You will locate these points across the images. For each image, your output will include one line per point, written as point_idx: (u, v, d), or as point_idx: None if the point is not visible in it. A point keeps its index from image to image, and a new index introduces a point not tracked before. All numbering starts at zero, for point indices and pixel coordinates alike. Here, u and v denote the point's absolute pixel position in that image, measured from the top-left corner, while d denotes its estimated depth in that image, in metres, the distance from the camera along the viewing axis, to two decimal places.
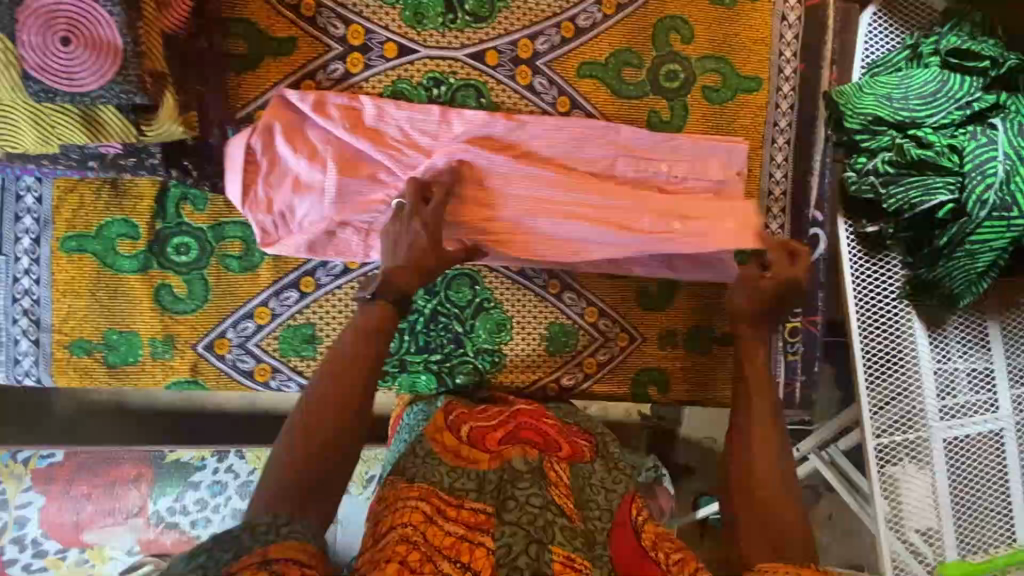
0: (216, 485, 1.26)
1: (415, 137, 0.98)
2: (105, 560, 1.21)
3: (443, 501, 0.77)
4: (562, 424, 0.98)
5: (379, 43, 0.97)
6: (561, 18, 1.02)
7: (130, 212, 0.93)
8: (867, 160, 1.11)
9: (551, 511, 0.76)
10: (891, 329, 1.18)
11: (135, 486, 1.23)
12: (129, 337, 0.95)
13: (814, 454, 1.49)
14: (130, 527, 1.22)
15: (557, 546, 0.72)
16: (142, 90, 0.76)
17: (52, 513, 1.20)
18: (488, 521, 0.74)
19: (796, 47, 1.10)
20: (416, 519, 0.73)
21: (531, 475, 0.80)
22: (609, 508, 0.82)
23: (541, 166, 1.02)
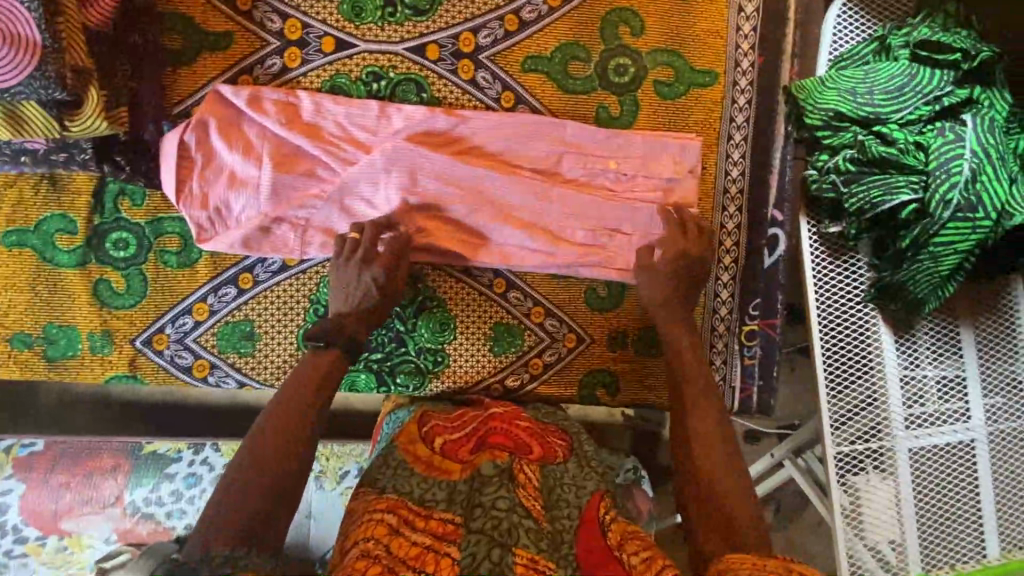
0: (191, 476, 1.26)
1: (354, 133, 0.97)
2: (83, 548, 1.22)
3: (411, 511, 0.78)
4: (537, 425, 0.96)
5: (317, 37, 0.96)
6: (505, 11, 0.99)
7: (67, 207, 0.94)
8: (829, 158, 1.06)
9: (517, 513, 0.73)
10: (856, 334, 1.13)
11: (112, 475, 1.25)
12: (68, 331, 0.95)
13: (788, 462, 1.45)
14: (107, 516, 1.23)
15: (521, 548, 0.70)
16: (62, 86, 0.77)
17: (31, 501, 1.22)
18: (455, 531, 0.75)
19: (754, 40, 1.06)
20: (380, 532, 0.75)
21: (498, 478, 0.79)
22: (577, 506, 0.79)
23: (483, 162, 1.00)
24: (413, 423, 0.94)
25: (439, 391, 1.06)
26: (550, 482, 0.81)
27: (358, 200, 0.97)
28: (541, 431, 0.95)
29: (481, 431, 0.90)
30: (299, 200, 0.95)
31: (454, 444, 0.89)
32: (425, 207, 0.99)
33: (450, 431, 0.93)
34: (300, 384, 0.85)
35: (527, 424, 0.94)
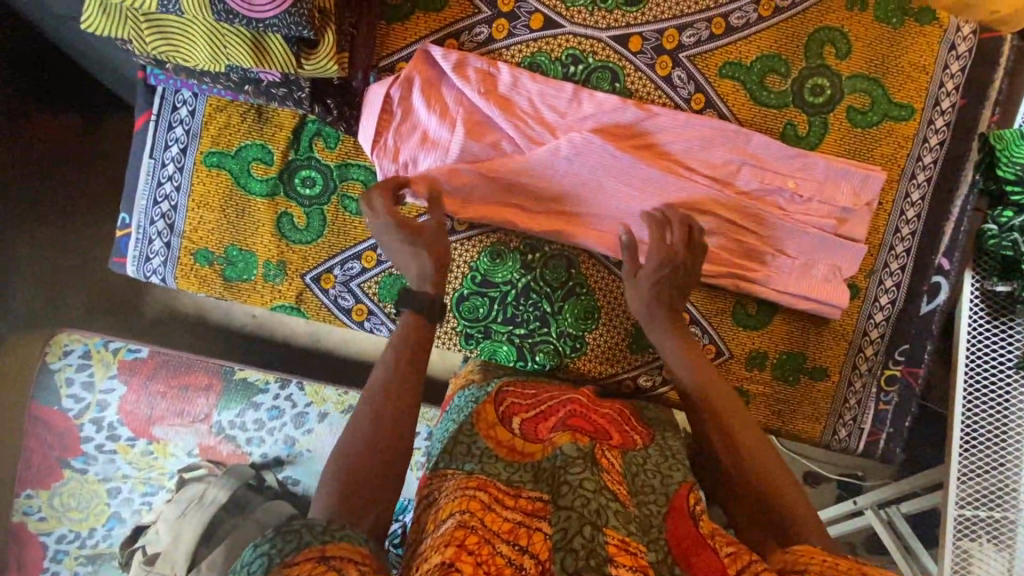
0: (275, 409, 1.30)
1: (543, 112, 0.99)
2: (167, 455, 1.27)
3: (500, 490, 0.74)
4: (618, 415, 0.95)
5: (527, 12, 0.97)
6: (715, 13, 0.98)
7: (268, 139, 0.98)
8: (1014, 216, 1.00)
9: (605, 496, 0.67)
10: (1004, 399, 1.08)
11: (205, 395, 1.30)
12: (247, 256, 1.00)
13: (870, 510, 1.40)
14: (194, 430, 1.28)
15: (611, 529, 0.65)
16: (310, 25, 0.80)
17: (129, 404, 1.28)
18: (545, 508, 0.71)
19: (959, 81, 1.02)
20: (474, 506, 0.70)
21: (583, 459, 0.72)
22: (663, 493, 0.76)
23: (662, 160, 1.00)
24: (490, 401, 0.92)
25: (568, 378, 1.08)
26: (634, 468, 0.79)
27: (538, 178, 0.99)
28: (622, 419, 0.94)
29: (562, 414, 0.89)
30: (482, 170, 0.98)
31: (534, 423, 0.89)
32: (599, 195, 1.00)
33: (526, 409, 0.92)
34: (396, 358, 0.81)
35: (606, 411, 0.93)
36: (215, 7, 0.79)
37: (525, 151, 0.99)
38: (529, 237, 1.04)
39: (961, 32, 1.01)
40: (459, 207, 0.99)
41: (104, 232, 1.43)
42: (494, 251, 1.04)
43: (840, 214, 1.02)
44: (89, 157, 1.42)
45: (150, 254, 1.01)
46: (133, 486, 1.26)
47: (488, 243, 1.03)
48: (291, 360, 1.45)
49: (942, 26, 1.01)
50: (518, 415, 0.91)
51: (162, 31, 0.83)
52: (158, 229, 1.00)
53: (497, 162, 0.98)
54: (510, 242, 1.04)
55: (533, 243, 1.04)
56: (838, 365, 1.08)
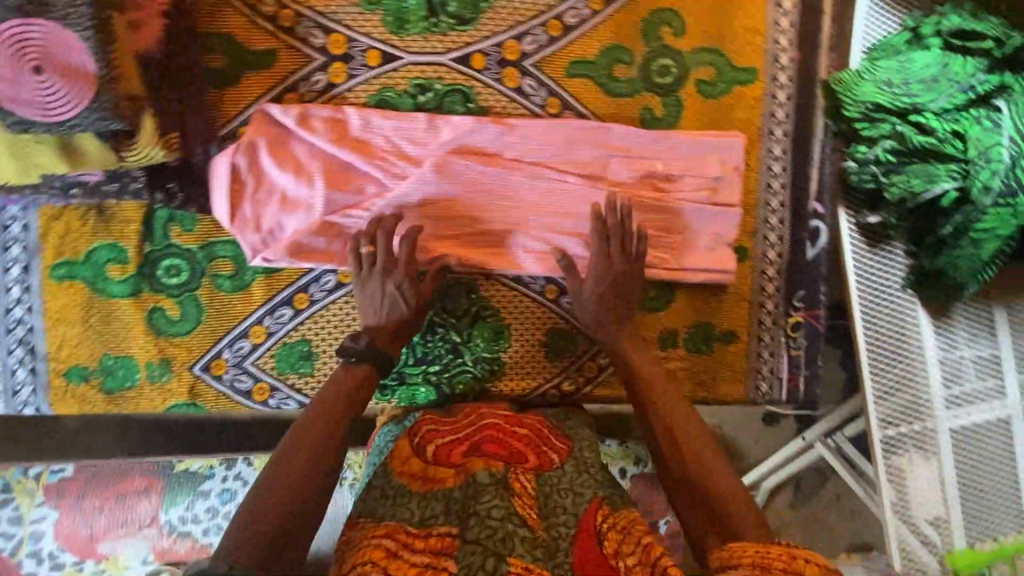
0: (226, 492, 1.17)
1: (402, 146, 0.96)
2: (121, 570, 1.14)
3: (410, 534, 0.76)
4: (537, 427, 0.92)
5: (362, 51, 0.94)
6: (549, 17, 0.98)
7: (117, 236, 0.92)
8: (867, 149, 1.08)
9: (512, 522, 0.73)
10: (899, 319, 1.16)
11: (146, 496, 1.16)
12: (126, 362, 0.94)
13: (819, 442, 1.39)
14: (143, 536, 1.15)
15: (516, 558, 0.69)
16: (119, 116, 0.75)
17: (66, 525, 1.14)
18: (452, 545, 0.73)
19: (792, 35, 1.07)
20: (377, 555, 0.73)
21: (493, 488, 0.77)
22: (575, 512, 0.77)
23: (531, 169, 0.99)
24: (406, 433, 0.89)
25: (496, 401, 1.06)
26: (547, 489, 0.79)
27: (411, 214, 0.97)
28: (542, 436, 0.91)
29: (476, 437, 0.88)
30: (353, 216, 0.94)
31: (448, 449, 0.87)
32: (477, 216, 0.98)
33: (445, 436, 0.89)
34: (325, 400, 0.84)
35: (523, 432, 0.89)
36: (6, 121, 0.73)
37: (393, 190, 0.96)
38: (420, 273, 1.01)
39: None
40: (338, 260, 0.94)
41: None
42: None
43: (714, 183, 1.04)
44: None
45: (15, 386, 0.93)
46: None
47: None
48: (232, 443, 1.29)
49: None
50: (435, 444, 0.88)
51: None
52: (19, 357, 0.92)
53: (365, 206, 0.94)
54: None
55: None
56: (744, 325, 1.12)
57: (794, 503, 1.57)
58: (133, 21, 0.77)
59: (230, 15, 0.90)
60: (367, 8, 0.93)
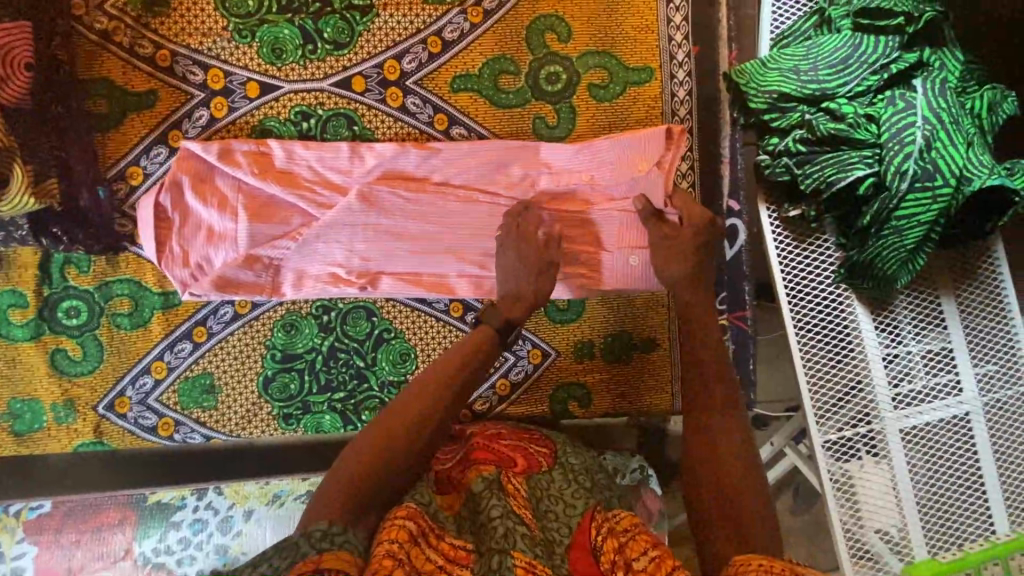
0: (198, 522, 1.18)
1: (327, 176, 0.97)
2: None
3: (428, 525, 0.70)
4: (522, 436, 0.96)
5: (241, 83, 0.95)
6: (427, 33, 0.98)
7: (16, 282, 0.94)
8: (779, 140, 1.04)
9: (512, 519, 0.70)
10: (829, 315, 1.09)
11: (120, 529, 1.17)
12: (33, 404, 0.96)
13: (788, 449, 1.31)
14: (118, 570, 1.16)
15: (519, 551, 0.65)
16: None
17: (44, 560, 1.15)
18: (467, 556, 0.69)
19: (687, 29, 1.03)
20: (402, 536, 0.65)
21: (490, 491, 0.76)
22: (568, 524, 0.74)
23: (440, 191, 0.98)
24: None
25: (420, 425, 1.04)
26: (539, 492, 0.80)
27: (314, 239, 0.96)
28: (524, 441, 0.95)
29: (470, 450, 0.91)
30: (281, 248, 0.96)
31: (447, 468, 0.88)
32: (403, 240, 0.97)
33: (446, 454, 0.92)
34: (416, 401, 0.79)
35: (509, 440, 0.94)
36: None
37: (320, 219, 0.96)
38: (319, 300, 1.00)
39: None
40: (268, 290, 0.96)
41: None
42: (287, 323, 0.99)
43: (627, 188, 0.96)
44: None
45: None
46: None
47: (277, 317, 0.99)
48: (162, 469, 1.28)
49: None
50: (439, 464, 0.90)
51: None
52: None
53: (291, 237, 0.95)
54: (302, 308, 1.00)
55: (325, 303, 1.00)
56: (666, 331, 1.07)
57: (793, 511, 1.48)
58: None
59: (108, 60, 0.93)
60: (242, 42, 0.95)
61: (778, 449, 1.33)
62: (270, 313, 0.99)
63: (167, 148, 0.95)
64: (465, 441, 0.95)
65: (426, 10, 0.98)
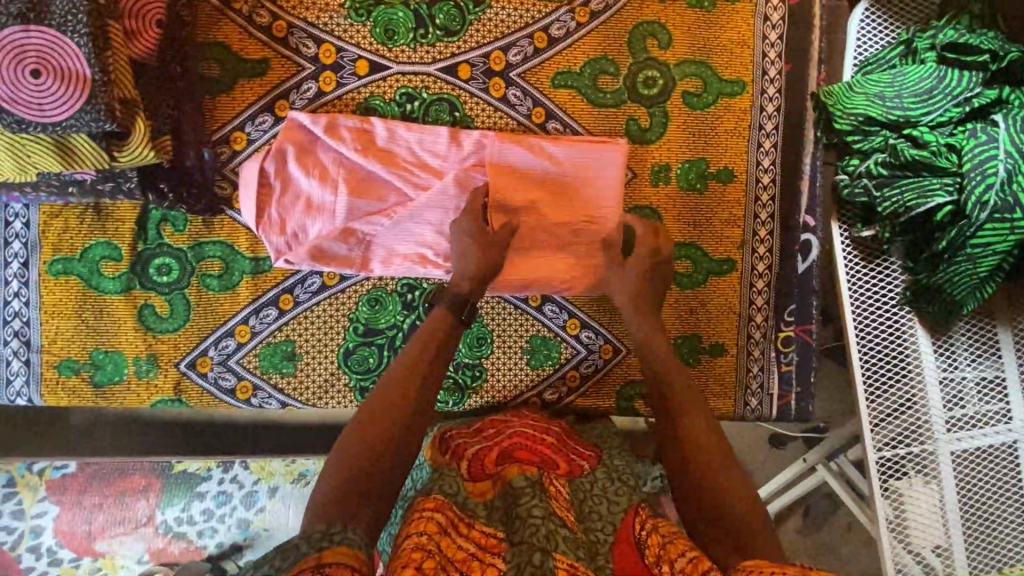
0: (222, 494, 1.20)
1: (425, 158, 0.97)
2: (116, 569, 1.17)
3: (456, 516, 0.74)
4: (564, 440, 0.95)
5: (351, 60, 0.97)
6: (534, 28, 1.01)
7: (112, 235, 0.95)
8: (859, 163, 1.08)
9: (553, 521, 0.71)
10: (892, 336, 1.12)
11: (144, 496, 1.19)
12: (115, 356, 0.97)
13: (821, 466, 1.33)
14: (139, 535, 1.18)
15: (561, 554, 0.66)
16: (112, 118, 0.79)
17: (64, 522, 1.17)
18: (498, 544, 0.71)
19: (780, 48, 1.07)
20: (431, 528, 0.69)
21: (531, 489, 0.76)
22: (611, 520, 0.76)
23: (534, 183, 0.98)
24: (435, 446, 0.93)
25: (445, 424, 1.01)
26: (581, 494, 0.81)
27: (408, 217, 0.96)
28: (567, 447, 0.94)
29: (508, 445, 0.90)
30: (375, 224, 0.96)
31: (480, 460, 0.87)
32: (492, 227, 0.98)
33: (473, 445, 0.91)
34: (393, 395, 0.81)
35: (551, 441, 0.93)
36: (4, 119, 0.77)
37: (416, 199, 0.97)
38: (405, 279, 1.02)
39: (770, 3, 1.06)
40: (358, 265, 0.97)
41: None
42: (372, 298, 1.01)
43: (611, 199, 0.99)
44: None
45: (9, 376, 0.96)
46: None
47: (364, 291, 1.01)
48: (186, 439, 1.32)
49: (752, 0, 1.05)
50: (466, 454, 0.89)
51: None
52: (13, 348, 0.96)
53: (386, 214, 0.96)
54: (388, 285, 1.01)
55: (409, 282, 1.02)
56: (734, 338, 1.10)
57: (802, 530, 1.48)
58: (130, 30, 0.85)
59: (226, 26, 0.95)
60: (357, 20, 0.97)
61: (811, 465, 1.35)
62: (358, 287, 1.00)
63: (273, 117, 0.97)
64: (501, 431, 0.94)
65: (536, 7, 1.00)
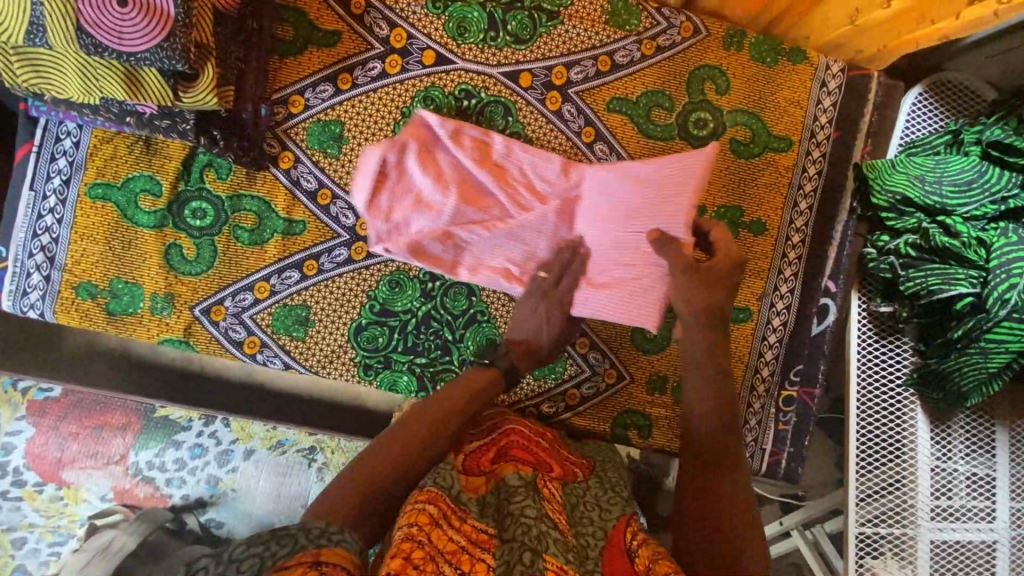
0: (198, 447, 1.21)
1: (533, 181, 0.98)
2: (78, 501, 1.17)
3: (449, 506, 0.72)
4: (557, 447, 0.94)
5: (420, 49, 1.00)
6: (600, 52, 1.03)
7: (156, 171, 0.97)
8: (890, 239, 1.09)
9: (546, 524, 0.70)
10: (889, 416, 1.13)
11: (122, 434, 1.20)
12: (133, 288, 0.98)
13: (795, 532, 1.32)
14: (107, 473, 1.18)
15: (552, 556, 0.66)
16: (185, 61, 0.81)
17: (38, 446, 1.17)
18: (489, 540, 0.70)
19: (832, 115, 1.09)
20: (423, 519, 0.67)
21: (525, 489, 0.76)
22: (602, 526, 0.76)
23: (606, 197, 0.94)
24: None
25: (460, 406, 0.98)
26: (574, 499, 0.82)
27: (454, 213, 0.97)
28: (559, 453, 0.93)
29: (503, 442, 0.88)
30: (473, 233, 0.97)
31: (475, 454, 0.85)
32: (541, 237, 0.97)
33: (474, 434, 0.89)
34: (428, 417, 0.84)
35: (547, 443, 0.92)
36: (81, 40, 0.77)
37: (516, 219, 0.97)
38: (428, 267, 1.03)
39: (830, 71, 1.08)
40: (448, 268, 0.97)
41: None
42: (392, 280, 1.02)
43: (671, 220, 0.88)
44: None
45: (27, 289, 0.96)
46: (40, 536, 1.16)
47: (387, 272, 1.02)
48: (172, 389, 1.31)
49: (814, 64, 1.07)
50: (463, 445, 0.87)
51: (32, 63, 0.82)
52: (36, 262, 0.96)
53: (485, 226, 0.96)
54: (411, 270, 1.03)
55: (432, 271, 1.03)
56: (738, 387, 1.10)
57: None
58: None
59: None
60: (433, 11, 0.99)
61: (786, 529, 1.35)
62: (383, 266, 1.02)
63: (334, 88, 0.99)
64: (498, 423, 0.92)
65: (606, 31, 1.03)
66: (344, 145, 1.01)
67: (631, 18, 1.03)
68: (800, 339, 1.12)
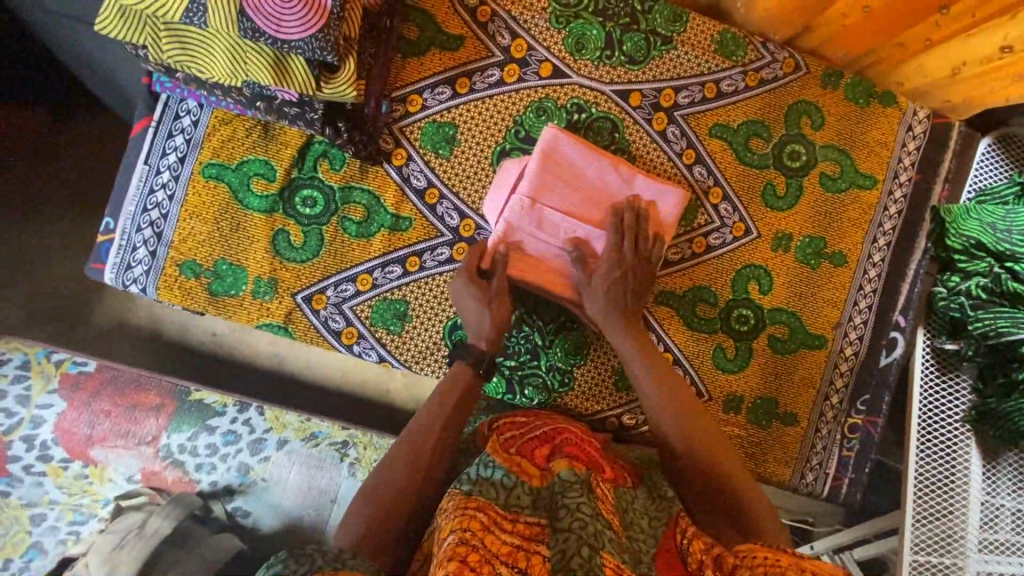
0: (231, 434, 1.17)
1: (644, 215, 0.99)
2: (104, 481, 1.13)
3: (499, 513, 0.68)
4: (607, 450, 0.90)
5: (538, 60, 1.03)
6: (707, 79, 1.07)
7: (271, 156, 0.98)
8: (960, 280, 1.12)
9: (602, 522, 0.65)
10: (946, 449, 1.15)
11: (156, 415, 1.16)
12: (237, 271, 0.98)
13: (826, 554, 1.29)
14: (138, 453, 1.14)
15: (609, 553, 0.61)
16: (335, 51, 0.82)
17: (69, 421, 1.14)
18: (543, 532, 0.66)
19: (914, 158, 1.15)
20: (475, 525, 0.64)
21: (580, 485, 0.69)
22: (652, 534, 0.74)
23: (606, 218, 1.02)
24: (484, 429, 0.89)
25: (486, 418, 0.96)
26: (625, 504, 0.77)
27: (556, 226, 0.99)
28: (609, 455, 0.89)
29: (556, 440, 0.84)
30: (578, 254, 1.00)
31: (527, 447, 0.82)
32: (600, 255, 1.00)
33: (521, 429, 0.87)
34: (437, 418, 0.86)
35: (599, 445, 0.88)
36: (242, 24, 0.79)
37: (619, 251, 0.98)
38: None
39: (916, 116, 1.13)
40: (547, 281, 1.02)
41: (56, 232, 1.28)
42: None
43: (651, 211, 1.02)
44: (45, 151, 1.28)
45: (131, 262, 0.97)
46: (60, 514, 1.10)
47: None
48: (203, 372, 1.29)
49: (902, 108, 1.13)
50: (512, 439, 0.84)
51: (181, 40, 0.83)
52: (144, 237, 0.97)
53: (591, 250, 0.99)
54: None
55: None
56: (807, 411, 1.15)
57: None
58: None
59: None
60: (554, 26, 1.02)
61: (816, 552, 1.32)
62: None
63: (452, 91, 1.01)
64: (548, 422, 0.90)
65: (715, 60, 1.07)
66: (456, 147, 1.02)
67: (738, 49, 1.07)
68: (869, 369, 1.16)
